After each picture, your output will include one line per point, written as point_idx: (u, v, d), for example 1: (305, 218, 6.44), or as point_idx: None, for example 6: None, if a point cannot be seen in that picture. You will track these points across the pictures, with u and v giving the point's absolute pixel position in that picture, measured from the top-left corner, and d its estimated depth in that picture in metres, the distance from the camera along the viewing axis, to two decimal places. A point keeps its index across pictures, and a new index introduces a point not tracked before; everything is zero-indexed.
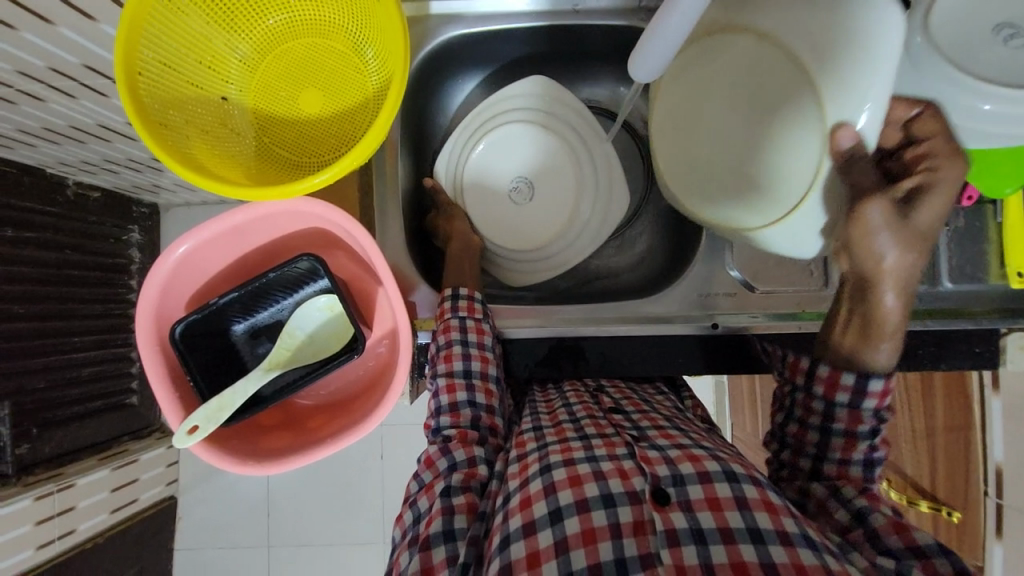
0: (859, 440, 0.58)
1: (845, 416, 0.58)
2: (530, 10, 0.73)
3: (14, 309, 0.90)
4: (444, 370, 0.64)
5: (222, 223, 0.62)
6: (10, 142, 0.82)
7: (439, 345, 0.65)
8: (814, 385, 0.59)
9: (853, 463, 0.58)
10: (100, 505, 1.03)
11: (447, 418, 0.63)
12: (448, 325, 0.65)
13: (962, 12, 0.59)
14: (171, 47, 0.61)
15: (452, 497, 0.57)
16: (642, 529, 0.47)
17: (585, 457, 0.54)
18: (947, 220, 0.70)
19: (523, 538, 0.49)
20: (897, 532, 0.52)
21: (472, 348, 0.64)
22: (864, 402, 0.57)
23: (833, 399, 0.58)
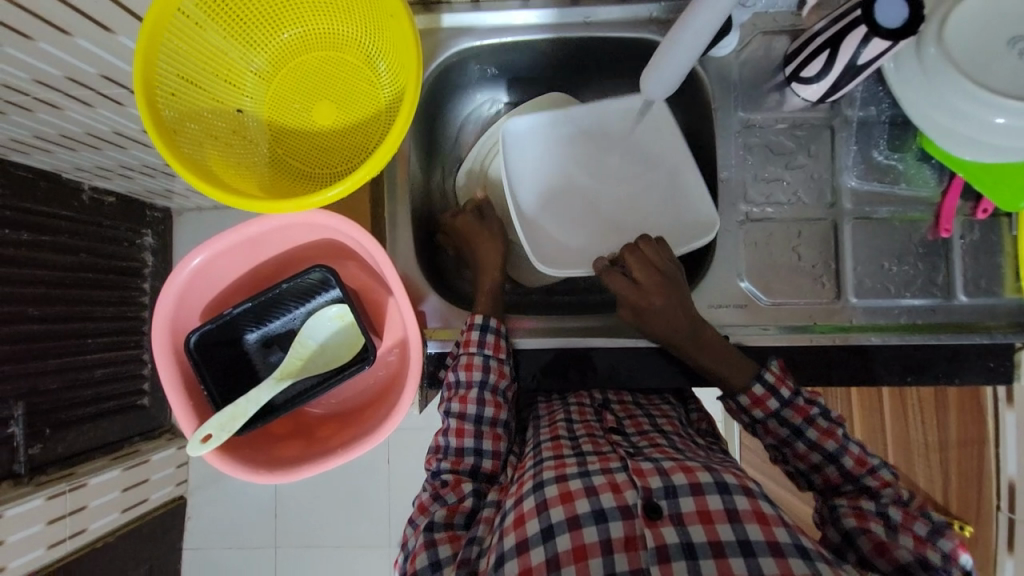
0: (796, 444, 0.63)
1: (763, 432, 0.65)
2: (541, 22, 0.73)
3: (28, 311, 0.92)
4: (456, 411, 0.64)
5: (238, 233, 0.63)
6: (27, 147, 0.84)
7: (460, 382, 0.64)
8: (755, 411, 0.64)
9: (821, 465, 0.62)
10: (112, 504, 1.04)
11: (448, 462, 0.63)
12: (470, 362, 0.64)
13: (975, 25, 0.58)
14: (189, 60, 0.62)
15: (435, 531, 0.59)
16: (633, 544, 0.47)
17: (578, 473, 0.53)
18: (962, 233, 0.69)
19: (516, 556, 0.49)
20: (881, 555, 0.54)
21: (487, 393, 0.64)
22: (756, 417, 0.64)
23: (771, 411, 0.63)
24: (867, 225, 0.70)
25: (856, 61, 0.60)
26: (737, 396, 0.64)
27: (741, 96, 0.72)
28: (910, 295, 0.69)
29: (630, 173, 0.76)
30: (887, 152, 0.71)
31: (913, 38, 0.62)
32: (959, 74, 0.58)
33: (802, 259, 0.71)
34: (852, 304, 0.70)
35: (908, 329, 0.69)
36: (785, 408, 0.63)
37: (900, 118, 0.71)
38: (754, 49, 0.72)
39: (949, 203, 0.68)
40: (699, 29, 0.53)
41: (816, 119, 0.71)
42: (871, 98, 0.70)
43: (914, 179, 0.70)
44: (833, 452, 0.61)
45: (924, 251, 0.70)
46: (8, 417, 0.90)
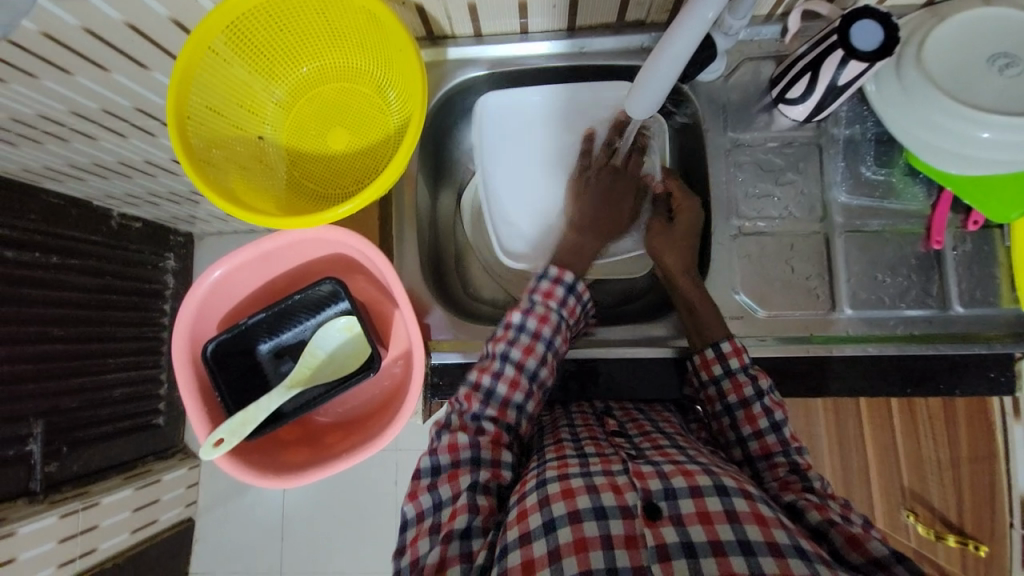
0: (753, 405, 0.63)
1: (731, 387, 0.65)
2: (542, 54, 0.78)
3: (50, 331, 0.97)
4: (514, 360, 0.62)
5: (253, 248, 0.67)
6: (60, 175, 0.91)
7: (525, 331, 0.64)
8: (732, 363, 0.65)
9: (764, 432, 0.62)
10: (121, 524, 1.06)
11: (492, 410, 0.61)
12: (546, 316, 0.64)
13: (952, 47, 0.61)
14: (217, 93, 0.68)
15: (476, 495, 0.57)
16: (633, 543, 0.48)
17: (579, 472, 0.54)
18: (954, 244, 0.71)
19: (519, 547, 0.50)
20: (855, 549, 0.50)
21: (550, 353, 0.64)
22: (731, 366, 0.65)
23: (736, 366, 0.65)
24: (859, 238, 0.72)
25: (837, 82, 0.64)
26: (721, 342, 0.66)
27: (730, 116, 0.76)
28: (905, 306, 0.70)
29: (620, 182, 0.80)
30: (874, 167, 0.73)
31: (892, 59, 0.65)
32: (938, 89, 0.60)
33: (795, 272, 0.72)
34: (846, 315, 0.71)
35: (905, 340, 0.70)
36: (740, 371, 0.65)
37: (885, 136, 0.73)
38: (742, 73, 0.76)
39: (939, 216, 0.70)
40: (672, 59, 0.56)
41: (804, 139, 0.74)
42: (855, 117, 0.74)
43: (902, 194, 0.72)
44: (778, 420, 0.62)
45: (917, 263, 0.71)
46: (28, 435, 0.94)
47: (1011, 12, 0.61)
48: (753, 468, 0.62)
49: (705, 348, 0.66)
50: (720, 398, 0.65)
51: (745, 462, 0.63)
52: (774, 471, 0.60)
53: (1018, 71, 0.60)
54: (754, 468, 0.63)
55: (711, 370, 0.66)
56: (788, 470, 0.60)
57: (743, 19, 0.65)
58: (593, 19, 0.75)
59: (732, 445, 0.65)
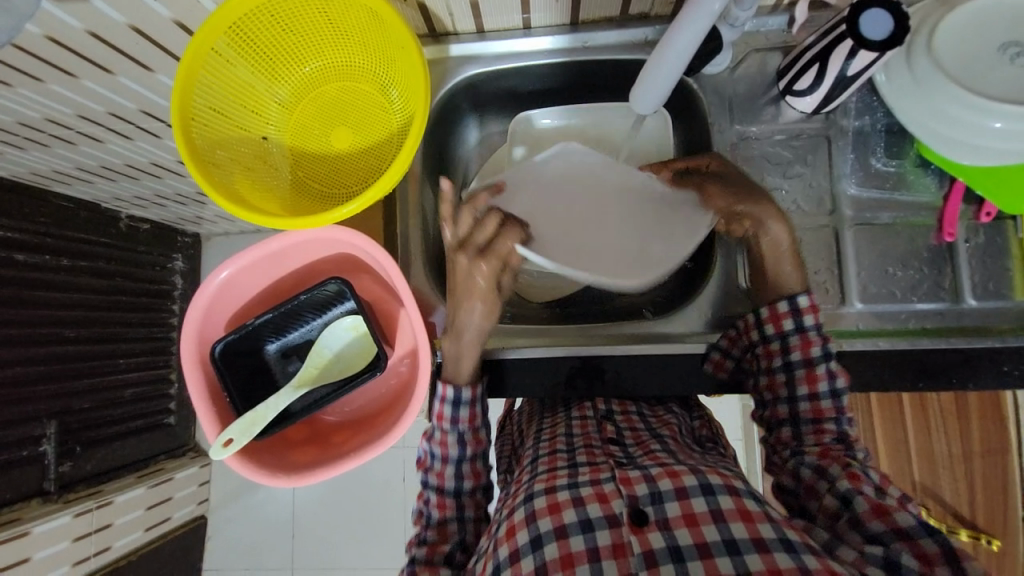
0: (817, 366, 0.64)
1: (798, 342, 0.64)
2: (547, 49, 0.78)
3: (65, 332, 0.99)
4: (434, 484, 0.68)
5: (262, 249, 0.67)
6: (67, 179, 0.92)
7: (435, 455, 0.68)
8: (803, 317, 0.65)
9: (822, 396, 0.63)
10: (137, 522, 1.08)
11: (432, 531, 0.66)
12: (444, 439, 0.67)
13: (964, 36, 0.60)
14: (221, 93, 0.68)
15: (415, 566, 0.62)
16: (621, 551, 0.48)
17: (567, 484, 0.55)
18: (967, 236, 0.69)
19: (510, 566, 0.50)
20: (879, 516, 0.53)
21: (464, 497, 0.68)
22: (804, 322, 0.64)
23: (802, 322, 0.65)
24: (869, 231, 0.71)
25: (846, 73, 0.62)
26: (798, 296, 0.65)
27: (737, 110, 0.75)
28: (917, 299, 0.69)
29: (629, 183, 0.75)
30: (885, 159, 0.72)
31: (902, 48, 0.64)
32: (949, 78, 0.59)
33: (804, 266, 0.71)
34: (857, 309, 0.70)
35: (917, 333, 0.69)
36: (804, 325, 0.64)
37: (896, 126, 0.72)
38: (748, 65, 0.75)
39: (951, 207, 0.69)
40: (676, 56, 0.57)
41: (813, 130, 0.73)
42: (865, 107, 0.72)
43: (914, 185, 0.71)
44: (836, 387, 0.63)
45: (929, 256, 0.70)
46: (41, 435, 0.96)
47: None
48: (797, 428, 0.64)
49: (778, 301, 0.65)
50: (784, 352, 0.65)
51: (790, 421, 0.64)
52: (820, 436, 0.62)
53: None
54: (797, 429, 0.64)
55: (782, 325, 0.65)
56: (833, 438, 0.62)
57: (749, 10, 0.64)
58: (596, 13, 0.74)
59: (779, 402, 0.65)
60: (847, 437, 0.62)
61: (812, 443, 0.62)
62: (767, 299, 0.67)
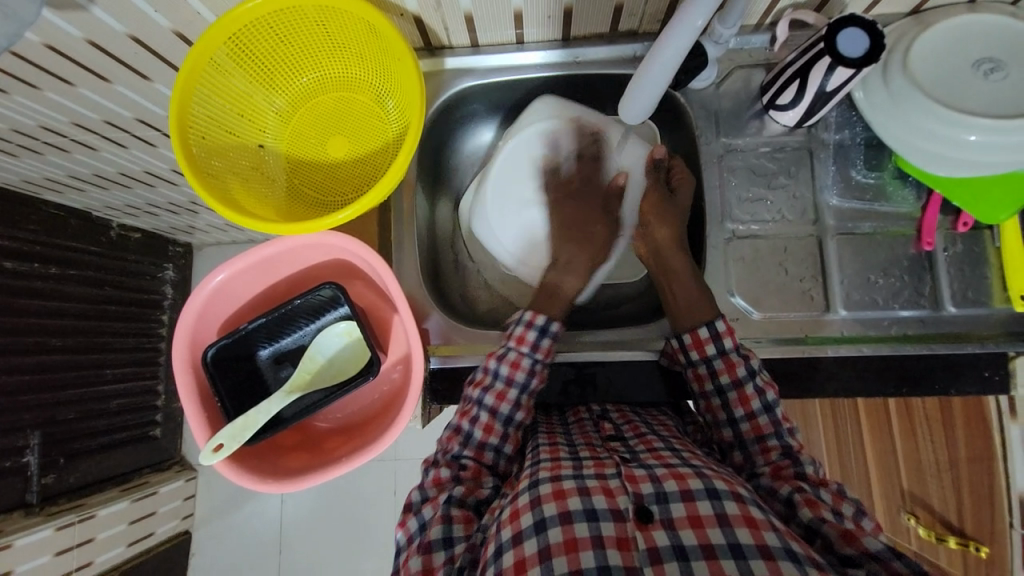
0: (746, 386, 0.65)
1: (724, 364, 0.66)
2: (539, 63, 0.80)
3: (49, 340, 0.97)
4: (489, 405, 0.65)
5: (255, 254, 0.67)
6: (60, 186, 0.92)
7: (500, 376, 0.66)
8: (724, 340, 0.66)
9: (757, 413, 0.63)
10: (119, 537, 1.05)
11: (470, 450, 0.64)
12: (518, 361, 0.66)
13: (935, 55, 0.63)
14: (218, 102, 0.70)
15: (452, 507, 0.59)
16: (625, 545, 0.48)
17: (572, 475, 0.55)
18: (945, 246, 0.72)
19: (512, 547, 0.51)
20: (849, 543, 0.52)
21: (510, 428, 0.66)
22: (724, 346, 0.66)
23: (721, 344, 0.66)
24: (851, 241, 0.73)
25: (825, 88, 0.65)
26: (715, 321, 0.67)
27: (723, 123, 0.77)
28: (899, 307, 0.71)
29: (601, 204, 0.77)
30: (864, 171, 0.75)
31: (878, 66, 0.67)
32: (925, 94, 0.62)
33: (789, 274, 0.73)
34: (841, 316, 0.72)
35: (900, 340, 0.71)
36: (724, 348, 0.66)
37: (874, 140, 0.75)
38: (733, 81, 0.77)
39: (928, 218, 0.71)
40: (665, 66, 0.59)
41: (796, 143, 0.76)
42: (845, 122, 0.75)
43: (893, 197, 0.74)
44: (766, 403, 0.64)
45: (909, 265, 0.72)
46: (25, 446, 0.94)
47: (995, 18, 0.63)
48: (745, 451, 0.64)
49: (698, 327, 0.67)
50: (713, 376, 0.66)
51: (737, 444, 0.65)
52: (767, 454, 0.63)
53: (1003, 75, 0.62)
54: (746, 451, 0.64)
55: (704, 351, 0.66)
56: (780, 454, 0.62)
57: (733, 27, 0.67)
58: (587, 29, 0.77)
59: (722, 425, 0.66)
60: (793, 449, 0.62)
61: (762, 463, 0.62)
62: (689, 324, 0.69)
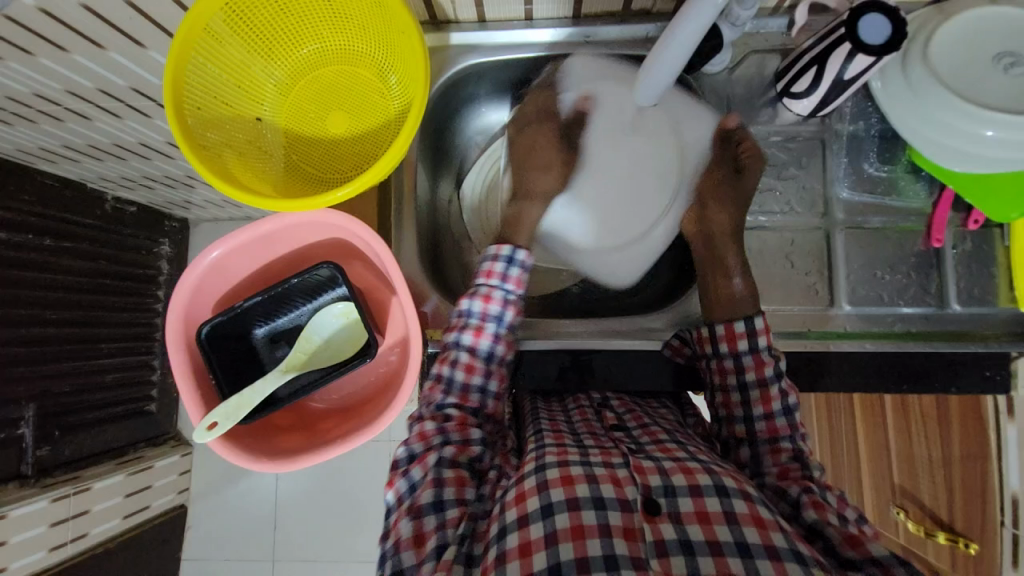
0: (771, 387, 0.63)
1: (754, 362, 0.64)
2: (548, 40, 0.77)
3: (44, 313, 0.96)
4: (467, 344, 0.65)
5: (250, 231, 0.66)
6: (53, 156, 0.89)
7: (473, 313, 0.65)
8: (758, 337, 0.64)
9: (776, 415, 0.63)
10: (114, 509, 1.05)
11: (454, 397, 0.64)
12: (490, 294, 0.65)
13: (958, 44, 0.61)
14: (215, 71, 0.67)
15: (443, 470, 0.58)
16: (632, 535, 0.48)
17: (579, 462, 0.55)
18: (954, 244, 0.71)
19: (517, 529, 0.50)
20: (852, 547, 0.52)
21: (489, 401, 0.65)
22: (758, 343, 0.64)
23: (755, 341, 0.64)
24: (860, 235, 0.72)
25: (843, 76, 0.63)
26: (754, 317, 0.65)
27: (735, 110, 0.75)
28: (903, 303, 0.70)
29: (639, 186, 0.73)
30: (877, 164, 0.73)
31: (897, 56, 0.65)
32: (945, 87, 0.60)
33: (795, 268, 0.72)
34: (846, 312, 0.71)
35: (903, 337, 0.70)
36: (757, 345, 0.64)
37: (889, 132, 0.73)
38: (747, 66, 0.75)
39: (940, 214, 0.70)
40: (676, 49, 0.56)
41: (808, 133, 0.74)
42: (860, 113, 0.73)
43: (904, 191, 0.72)
44: (785, 407, 0.63)
45: (917, 261, 0.71)
46: (20, 418, 0.93)
47: (1018, 10, 0.60)
48: (754, 449, 0.64)
49: (736, 320, 0.65)
50: (739, 372, 0.65)
51: (747, 441, 0.64)
52: (776, 456, 0.62)
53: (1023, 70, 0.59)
54: (755, 448, 0.64)
55: (736, 345, 0.65)
56: (789, 457, 0.62)
57: (750, 9, 0.64)
58: (599, 7, 0.74)
59: (735, 420, 0.65)
60: (803, 454, 0.62)
61: (769, 463, 0.62)
62: (719, 317, 0.67)
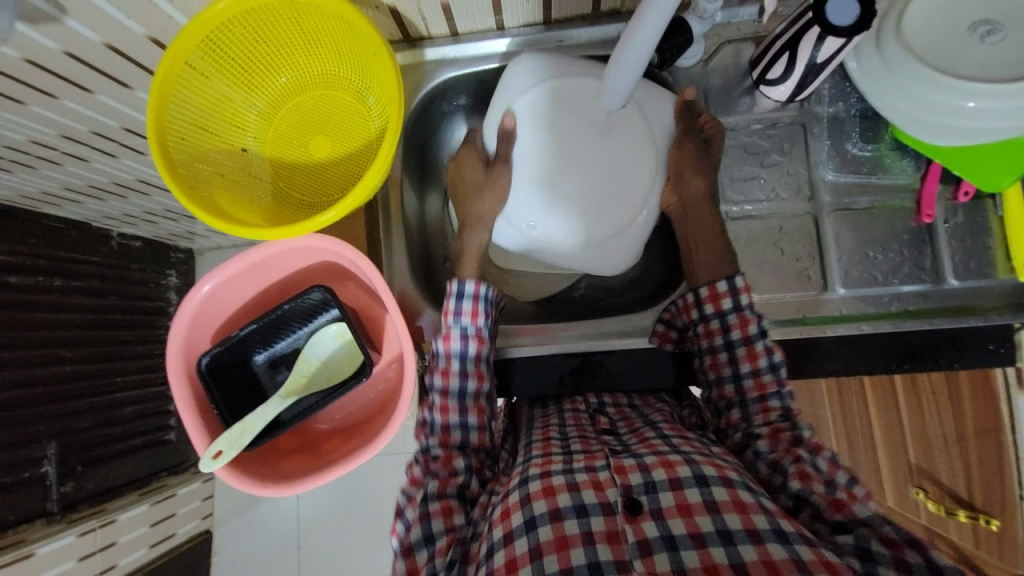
0: (755, 344, 0.65)
1: (737, 320, 0.65)
2: (520, 48, 0.78)
3: (60, 352, 0.99)
4: (439, 386, 0.67)
5: (242, 260, 0.67)
6: (57, 200, 0.92)
7: (440, 355, 0.68)
8: (740, 296, 0.66)
9: (762, 371, 0.64)
10: (141, 539, 1.07)
11: (436, 437, 0.66)
12: (448, 333, 0.67)
13: (931, 17, 0.61)
14: (198, 107, 0.69)
15: (428, 504, 0.61)
16: (615, 539, 0.48)
17: (562, 470, 0.55)
18: (946, 218, 0.70)
19: (503, 546, 0.50)
20: (839, 510, 0.54)
21: (469, 401, 0.66)
22: (740, 301, 0.66)
23: (738, 300, 0.66)
24: (849, 216, 0.71)
25: (815, 60, 0.63)
26: (733, 277, 0.66)
27: (713, 101, 0.75)
28: (899, 282, 0.70)
29: (620, 162, 0.70)
30: (860, 144, 0.72)
31: (871, 34, 0.64)
32: (921, 62, 0.60)
33: (785, 254, 0.72)
34: (840, 294, 0.70)
35: (901, 316, 0.69)
36: (739, 304, 0.66)
37: (870, 111, 0.72)
38: (722, 57, 0.75)
39: (928, 189, 0.69)
40: (637, 49, 0.56)
41: (789, 118, 0.74)
42: (839, 94, 0.72)
43: (891, 168, 0.71)
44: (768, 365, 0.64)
45: (909, 238, 0.70)
46: (42, 456, 0.96)
47: None
48: (746, 429, 0.63)
49: (716, 282, 0.67)
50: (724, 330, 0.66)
51: (737, 403, 0.65)
52: (766, 415, 0.63)
53: (1001, 37, 0.58)
54: (746, 414, 0.64)
55: (720, 305, 0.66)
56: (779, 417, 0.62)
57: (716, 2, 0.65)
58: (569, 11, 0.75)
59: (724, 381, 0.66)
60: (792, 412, 0.62)
61: (760, 421, 0.63)
62: (705, 280, 0.69)
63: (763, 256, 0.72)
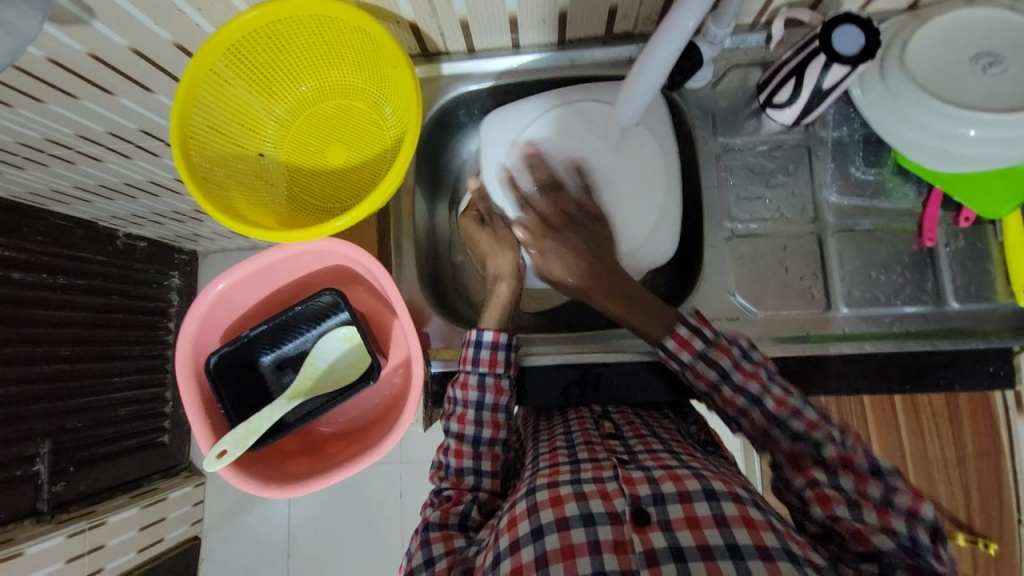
0: (725, 388, 0.63)
1: (694, 377, 0.64)
2: (532, 66, 0.80)
3: (60, 350, 0.99)
4: (454, 431, 0.67)
5: (255, 262, 0.68)
6: (67, 198, 0.94)
7: (457, 400, 0.68)
8: (681, 354, 0.64)
9: (745, 410, 0.61)
10: (127, 543, 1.06)
11: (449, 480, 0.67)
12: (467, 381, 0.67)
13: (933, 49, 0.63)
14: (219, 113, 0.70)
15: (430, 530, 0.62)
16: (623, 548, 0.48)
17: (570, 480, 0.55)
18: (947, 242, 0.71)
19: (509, 555, 0.50)
20: (862, 541, 0.53)
21: (483, 447, 0.67)
22: (683, 361, 0.64)
23: (683, 360, 0.64)
24: (852, 238, 0.73)
25: (821, 86, 0.65)
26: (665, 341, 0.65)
27: (720, 122, 0.77)
28: (901, 303, 0.71)
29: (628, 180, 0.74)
30: (863, 167, 0.74)
31: (875, 63, 0.67)
32: (924, 91, 0.62)
33: (789, 272, 0.73)
34: (843, 314, 0.71)
35: (903, 337, 0.70)
36: (687, 364, 0.64)
37: (872, 136, 0.74)
38: (729, 81, 0.77)
39: (929, 214, 0.71)
40: (650, 74, 0.59)
41: (794, 141, 0.76)
42: (843, 119, 0.75)
43: (893, 193, 0.73)
44: (755, 394, 0.61)
45: (911, 261, 0.72)
46: (35, 455, 0.95)
47: (994, 13, 0.62)
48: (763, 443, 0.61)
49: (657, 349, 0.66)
50: (711, 368, 0.63)
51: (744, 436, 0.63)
52: (776, 445, 0.60)
53: (1001, 69, 0.61)
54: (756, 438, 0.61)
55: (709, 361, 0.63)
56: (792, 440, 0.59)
57: (726, 28, 0.67)
58: (582, 32, 0.77)
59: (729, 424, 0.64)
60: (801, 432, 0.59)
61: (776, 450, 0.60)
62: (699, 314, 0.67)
63: (768, 274, 0.73)
